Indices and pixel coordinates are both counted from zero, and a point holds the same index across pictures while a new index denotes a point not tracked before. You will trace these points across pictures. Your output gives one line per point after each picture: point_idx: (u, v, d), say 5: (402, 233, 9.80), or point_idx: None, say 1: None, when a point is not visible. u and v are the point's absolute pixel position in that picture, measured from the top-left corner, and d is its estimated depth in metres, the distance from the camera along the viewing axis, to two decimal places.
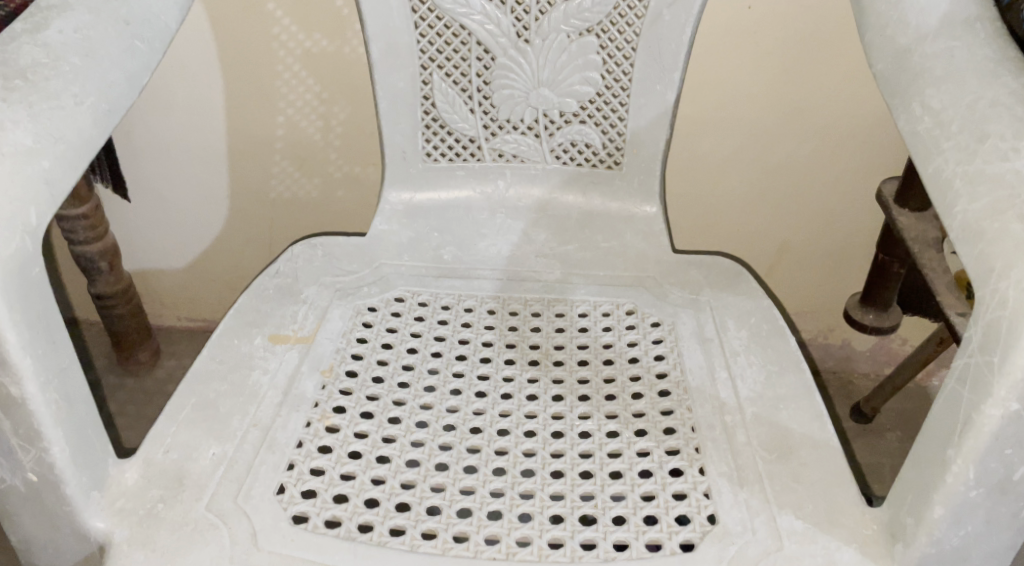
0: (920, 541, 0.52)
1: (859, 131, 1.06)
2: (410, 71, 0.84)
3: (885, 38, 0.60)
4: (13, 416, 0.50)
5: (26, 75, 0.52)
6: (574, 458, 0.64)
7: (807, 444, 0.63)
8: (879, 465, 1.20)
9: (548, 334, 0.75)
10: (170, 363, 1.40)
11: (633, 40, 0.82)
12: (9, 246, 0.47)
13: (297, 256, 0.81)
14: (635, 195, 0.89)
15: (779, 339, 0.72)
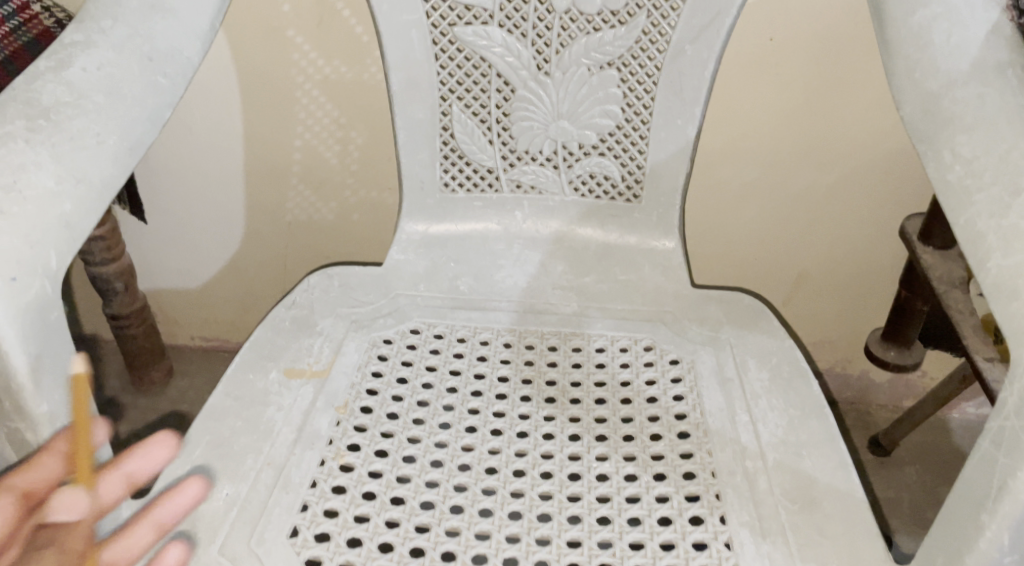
0: None
1: (881, 163, 1.05)
2: (430, 103, 0.84)
3: (913, 83, 0.59)
4: (29, 461, 0.50)
5: (49, 114, 0.52)
6: (592, 502, 0.63)
7: (831, 494, 0.62)
8: (896, 499, 1.18)
9: (564, 370, 0.74)
10: (182, 384, 1.38)
11: (654, 74, 0.81)
12: (30, 290, 0.47)
13: (313, 286, 0.80)
14: (653, 229, 0.88)
15: (802, 382, 0.70)
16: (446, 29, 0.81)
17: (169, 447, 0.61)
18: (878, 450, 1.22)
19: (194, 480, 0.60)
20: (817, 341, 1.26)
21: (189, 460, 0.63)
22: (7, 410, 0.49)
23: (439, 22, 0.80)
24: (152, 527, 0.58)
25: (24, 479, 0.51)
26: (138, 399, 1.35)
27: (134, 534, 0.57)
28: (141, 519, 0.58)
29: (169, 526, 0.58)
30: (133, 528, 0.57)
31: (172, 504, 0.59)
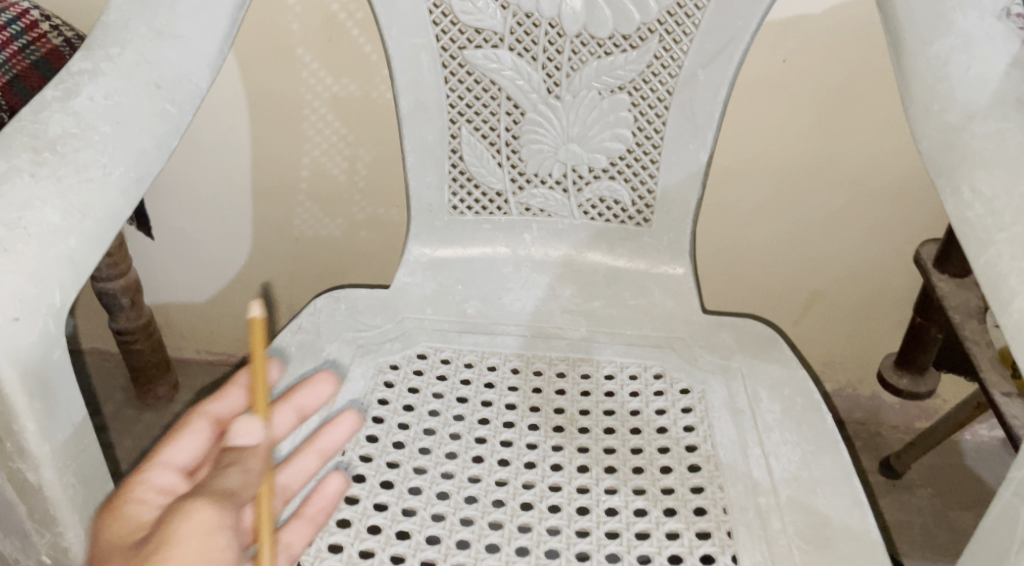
0: None
1: (897, 187, 1.02)
2: (438, 125, 0.81)
3: (932, 115, 0.58)
4: (29, 499, 0.49)
5: (54, 146, 0.51)
6: (600, 538, 0.63)
7: (847, 537, 0.62)
8: (908, 524, 1.14)
9: (572, 398, 0.72)
10: (188, 398, 1.33)
11: (666, 99, 0.78)
12: (32, 330, 0.46)
13: (319, 310, 0.78)
14: (664, 254, 0.85)
15: (814, 415, 0.69)
16: (455, 52, 0.78)
17: (327, 386, 0.70)
18: (888, 471, 1.18)
19: (348, 414, 0.68)
20: (830, 363, 1.22)
21: (300, 426, 0.68)
22: (9, 451, 0.47)
23: (448, 45, 0.78)
24: (317, 454, 0.66)
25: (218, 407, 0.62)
26: (125, 408, 1.29)
27: (303, 460, 0.65)
28: (307, 448, 0.66)
29: (332, 454, 0.67)
30: (301, 456, 0.65)
31: (332, 433, 0.67)
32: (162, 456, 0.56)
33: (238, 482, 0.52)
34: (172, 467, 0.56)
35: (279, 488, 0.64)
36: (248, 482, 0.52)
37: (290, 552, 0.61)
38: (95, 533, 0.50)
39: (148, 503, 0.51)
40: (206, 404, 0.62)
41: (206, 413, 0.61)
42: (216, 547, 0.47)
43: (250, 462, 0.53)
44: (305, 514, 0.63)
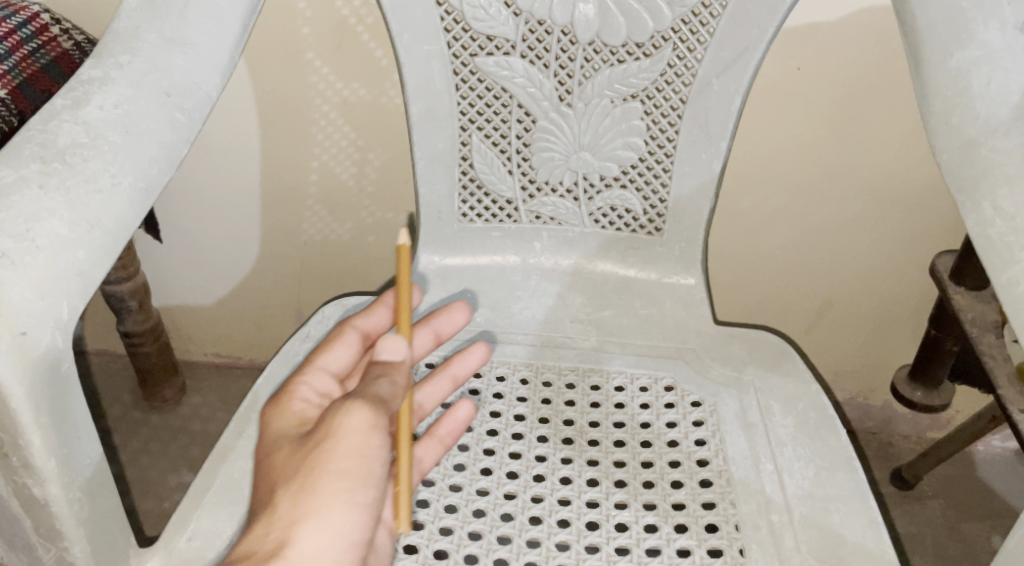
0: None
1: (913, 197, 1.00)
2: (449, 132, 0.79)
3: (951, 128, 0.58)
4: (36, 513, 0.49)
5: (64, 157, 0.51)
6: (610, 554, 0.62)
7: (860, 556, 0.61)
8: (920, 536, 1.13)
9: (582, 409, 0.71)
10: (195, 400, 1.32)
11: (679, 108, 0.76)
12: (39, 346, 0.46)
13: (328, 318, 0.75)
14: (675, 264, 0.83)
15: (828, 430, 0.68)
16: (466, 59, 0.76)
17: (463, 314, 0.76)
18: (899, 482, 1.17)
19: (480, 346, 0.72)
20: (841, 372, 1.21)
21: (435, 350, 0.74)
22: (14, 465, 0.47)
23: (460, 52, 0.76)
24: (450, 379, 0.71)
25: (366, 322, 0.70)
26: (132, 410, 1.29)
27: (437, 383, 0.71)
28: (442, 372, 0.71)
29: (464, 380, 0.72)
30: (435, 380, 0.71)
31: (465, 361, 0.72)
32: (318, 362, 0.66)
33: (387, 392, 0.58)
34: (326, 373, 0.66)
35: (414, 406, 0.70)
36: (395, 394, 0.59)
37: (421, 467, 0.66)
38: (267, 425, 0.62)
39: (307, 405, 0.63)
40: (355, 319, 0.70)
41: (355, 326, 0.70)
42: (369, 443, 0.56)
43: (396, 376, 0.59)
44: (437, 434, 0.68)
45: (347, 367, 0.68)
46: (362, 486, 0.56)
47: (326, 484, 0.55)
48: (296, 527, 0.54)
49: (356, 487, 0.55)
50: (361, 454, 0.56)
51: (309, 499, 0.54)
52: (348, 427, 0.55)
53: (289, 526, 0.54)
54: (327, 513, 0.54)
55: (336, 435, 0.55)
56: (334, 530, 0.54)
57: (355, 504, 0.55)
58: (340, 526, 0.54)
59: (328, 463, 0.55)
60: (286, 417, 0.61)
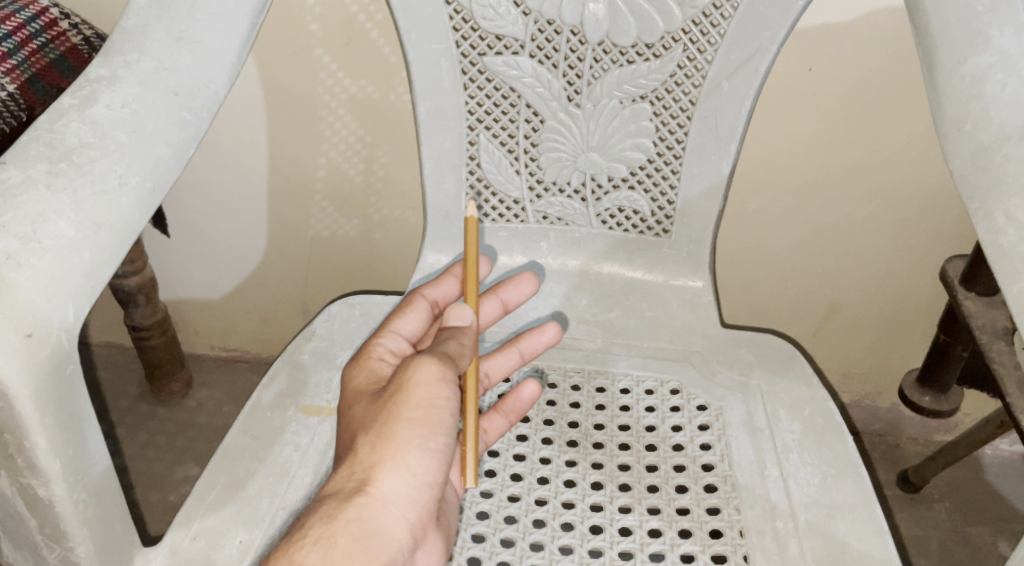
0: None
1: (924, 199, 1.00)
2: (456, 132, 0.78)
3: (964, 135, 0.57)
4: (39, 514, 0.48)
5: (71, 157, 0.51)
6: (614, 558, 0.62)
7: (866, 563, 0.61)
8: (925, 538, 1.13)
9: (587, 412, 0.71)
10: (201, 394, 1.32)
11: (688, 109, 0.76)
12: (45, 346, 0.46)
13: (334, 316, 0.75)
14: (683, 266, 0.83)
15: (835, 436, 0.68)
16: (475, 59, 0.75)
17: (530, 285, 0.78)
18: (905, 485, 1.17)
19: (551, 324, 0.74)
20: (848, 374, 1.21)
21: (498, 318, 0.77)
22: (18, 467, 0.47)
23: (468, 51, 0.75)
24: (517, 353, 0.73)
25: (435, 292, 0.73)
26: (139, 404, 1.29)
27: (505, 356, 0.73)
28: (510, 346, 0.74)
29: (532, 355, 0.74)
30: (503, 352, 0.73)
31: (534, 339, 0.74)
32: (392, 326, 0.69)
33: (455, 350, 0.62)
34: (400, 337, 0.68)
35: (481, 376, 0.73)
36: (463, 352, 0.62)
37: (487, 440, 0.68)
38: (348, 380, 0.64)
39: (385, 364, 0.65)
40: (425, 289, 0.73)
41: (425, 295, 0.73)
42: (438, 394, 0.59)
43: (464, 338, 0.63)
44: (503, 408, 0.70)
45: (420, 331, 0.71)
46: (434, 434, 0.59)
47: (401, 431, 0.58)
48: (377, 471, 0.57)
49: (429, 435, 0.58)
50: (432, 404, 0.59)
51: (387, 444, 0.57)
52: (420, 380, 0.59)
53: (370, 469, 0.57)
54: (404, 458, 0.57)
55: (410, 387, 0.59)
56: (411, 474, 0.58)
57: (429, 450, 0.58)
58: (416, 470, 0.58)
59: (403, 413, 0.58)
60: (364, 372, 0.64)
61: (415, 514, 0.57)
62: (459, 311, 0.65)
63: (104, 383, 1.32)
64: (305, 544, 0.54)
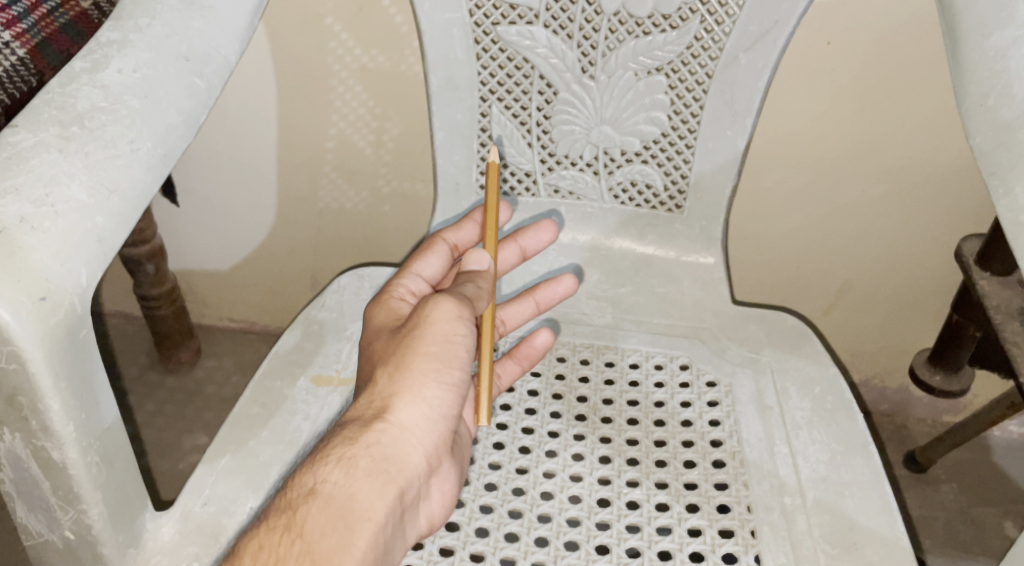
0: None
1: (939, 177, 0.99)
2: (468, 104, 0.78)
3: (986, 111, 0.57)
4: (53, 476, 0.48)
5: (83, 121, 0.51)
6: (621, 531, 0.62)
7: (874, 541, 0.61)
8: (930, 518, 1.13)
9: (596, 386, 0.71)
10: (210, 363, 1.32)
11: (704, 82, 0.75)
12: (59, 310, 0.46)
13: (343, 287, 0.74)
14: (695, 242, 0.82)
15: (846, 416, 0.68)
16: (488, 28, 0.74)
17: (549, 232, 0.78)
18: (912, 465, 1.17)
19: (567, 276, 0.76)
20: (858, 353, 1.20)
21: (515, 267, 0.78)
22: (33, 429, 0.47)
23: (482, 20, 0.74)
24: (533, 302, 0.75)
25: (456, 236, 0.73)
26: (148, 372, 1.29)
27: (520, 305, 0.75)
28: (526, 295, 0.76)
29: (547, 305, 0.76)
30: (519, 301, 0.75)
31: (551, 289, 0.76)
32: (412, 268, 0.70)
33: (472, 292, 0.62)
34: (421, 279, 0.69)
35: (497, 323, 0.75)
36: (480, 294, 0.63)
37: (499, 385, 0.70)
38: (369, 316, 0.66)
39: (405, 305, 0.67)
40: (446, 232, 0.73)
41: (445, 239, 0.73)
42: (455, 331, 0.60)
43: (483, 281, 0.63)
44: (516, 355, 0.71)
45: (440, 274, 0.71)
46: (451, 367, 0.60)
47: (419, 364, 0.59)
48: (395, 399, 0.59)
49: (446, 368, 0.60)
50: (448, 340, 0.60)
51: (406, 375, 0.59)
52: (436, 317, 0.59)
53: (389, 398, 0.59)
54: (422, 389, 0.59)
55: (426, 323, 0.59)
56: (428, 403, 0.59)
57: (445, 382, 0.60)
58: (433, 401, 0.59)
59: (420, 347, 0.59)
60: (385, 308, 0.65)
61: (431, 441, 0.59)
62: (477, 256, 0.65)
63: (113, 351, 1.32)
64: (328, 464, 0.56)
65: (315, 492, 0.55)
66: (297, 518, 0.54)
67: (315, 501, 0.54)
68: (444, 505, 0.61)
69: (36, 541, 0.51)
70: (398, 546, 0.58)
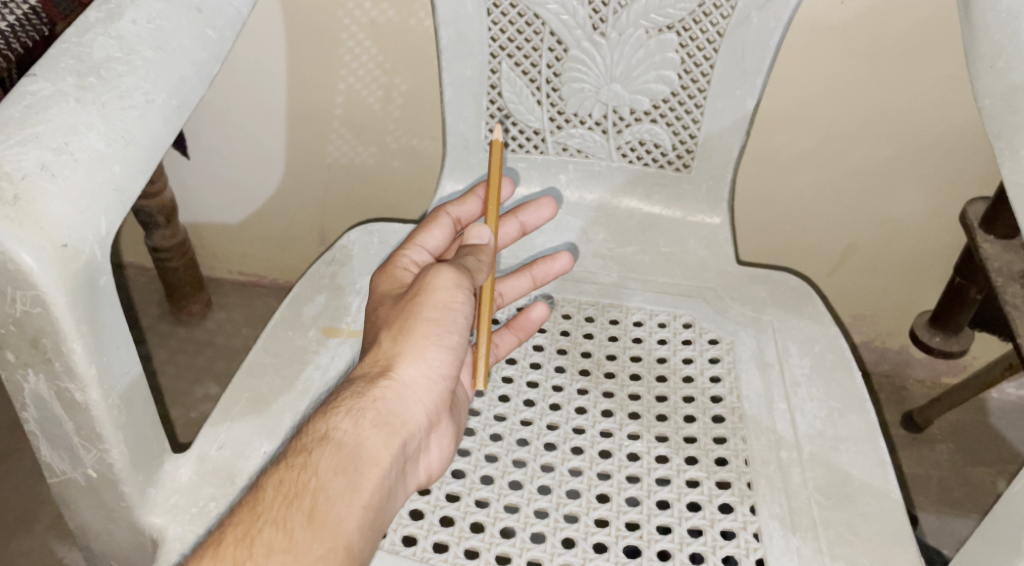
0: None
1: (946, 141, 0.99)
2: (479, 60, 0.78)
3: (996, 73, 0.57)
4: (76, 417, 0.50)
5: (99, 71, 0.51)
6: (621, 481, 0.64)
7: (867, 494, 0.63)
8: (926, 478, 1.15)
9: (600, 342, 0.72)
10: (221, 315, 1.34)
11: (716, 41, 0.75)
12: (79, 258, 0.47)
13: (353, 242, 0.75)
14: (701, 202, 0.83)
15: (844, 374, 0.69)
16: None
17: (548, 210, 0.79)
18: (909, 426, 1.18)
19: (564, 254, 0.76)
20: (860, 315, 1.21)
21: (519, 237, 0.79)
22: (56, 371, 0.48)
23: None
24: (530, 278, 0.75)
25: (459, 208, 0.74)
26: (160, 323, 1.31)
27: (518, 278, 0.75)
28: (524, 270, 0.75)
29: (544, 280, 0.76)
30: (517, 275, 0.75)
31: (549, 265, 0.76)
32: (418, 240, 0.71)
33: (473, 265, 0.64)
34: (425, 251, 0.70)
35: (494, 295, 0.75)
36: (481, 267, 0.65)
37: (497, 355, 0.70)
38: (374, 285, 0.67)
39: (410, 274, 0.68)
40: (449, 205, 0.74)
41: (448, 212, 0.74)
42: (455, 298, 0.62)
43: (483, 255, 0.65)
44: (513, 326, 0.72)
45: (444, 246, 0.72)
46: (450, 332, 0.62)
47: (421, 328, 0.61)
48: (399, 358, 0.60)
49: (445, 332, 0.62)
50: (449, 307, 0.62)
51: (408, 337, 0.61)
52: (438, 285, 0.62)
53: (393, 357, 0.61)
54: (423, 350, 0.61)
55: (428, 290, 0.62)
56: (430, 364, 0.61)
57: (445, 345, 0.62)
58: (434, 361, 0.61)
59: (422, 312, 0.61)
60: (388, 277, 0.67)
61: (433, 397, 0.61)
62: (479, 230, 0.67)
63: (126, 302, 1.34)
64: (339, 414, 0.58)
65: (327, 437, 0.56)
66: (312, 460, 0.55)
67: (327, 445, 0.56)
68: (441, 459, 0.62)
69: (60, 478, 0.53)
70: (400, 494, 0.59)
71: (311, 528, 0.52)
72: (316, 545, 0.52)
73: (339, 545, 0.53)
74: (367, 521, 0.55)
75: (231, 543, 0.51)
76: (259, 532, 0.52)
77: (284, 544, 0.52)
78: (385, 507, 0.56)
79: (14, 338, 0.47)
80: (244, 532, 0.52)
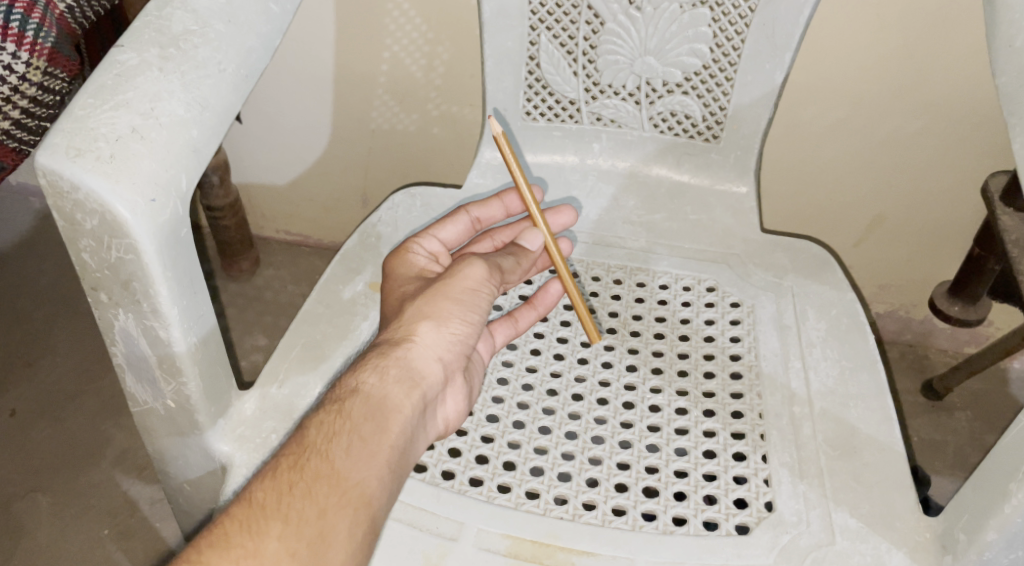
0: (982, 541, 0.59)
1: (971, 115, 1.02)
2: (519, 32, 0.82)
3: (1013, 51, 0.60)
4: (160, 352, 0.57)
5: (177, 43, 0.57)
6: (642, 430, 0.69)
7: (872, 446, 0.67)
8: (943, 442, 1.19)
9: (627, 303, 0.77)
10: (269, 272, 1.41)
11: (747, 16, 0.78)
12: (164, 213, 0.53)
13: (397, 205, 0.80)
14: (728, 172, 0.87)
15: (858, 336, 0.73)
16: None
17: (568, 217, 0.79)
18: (929, 393, 1.22)
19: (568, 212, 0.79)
20: (884, 286, 1.25)
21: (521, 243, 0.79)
22: (144, 311, 0.55)
23: None
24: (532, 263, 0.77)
25: (479, 211, 0.77)
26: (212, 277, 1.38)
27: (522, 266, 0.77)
28: None
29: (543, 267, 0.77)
30: None
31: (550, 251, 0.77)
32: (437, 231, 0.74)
33: (511, 265, 0.70)
34: (438, 241, 0.74)
35: None
36: (517, 266, 0.70)
37: (517, 326, 0.73)
38: (389, 270, 0.70)
39: (422, 262, 0.71)
40: (471, 206, 0.77)
41: (470, 212, 0.77)
42: (480, 287, 0.67)
43: (521, 255, 0.71)
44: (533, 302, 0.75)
45: (455, 241, 0.75)
46: (473, 311, 0.66)
47: (444, 303, 0.65)
48: (419, 324, 0.65)
49: (467, 311, 0.66)
50: (472, 292, 0.66)
51: (433, 306, 0.65)
52: (465, 272, 0.66)
53: (414, 324, 0.65)
54: (446, 318, 0.65)
55: (458, 272, 0.66)
56: (449, 331, 0.65)
57: (467, 319, 0.66)
58: (453, 329, 0.65)
59: (447, 291, 0.66)
60: (401, 263, 0.70)
61: (450, 357, 0.65)
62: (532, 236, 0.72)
63: None
64: (366, 370, 0.62)
65: (358, 390, 0.61)
66: (346, 407, 0.59)
67: (358, 395, 0.60)
68: (457, 411, 0.67)
69: (142, 407, 0.60)
70: (421, 441, 0.63)
71: (349, 459, 0.57)
72: (355, 472, 0.57)
73: (372, 475, 0.57)
74: (395, 459, 0.59)
75: (285, 467, 0.56)
76: (311, 456, 0.57)
77: (330, 469, 0.56)
78: (410, 449, 0.61)
79: (108, 280, 0.54)
80: (296, 459, 0.57)
